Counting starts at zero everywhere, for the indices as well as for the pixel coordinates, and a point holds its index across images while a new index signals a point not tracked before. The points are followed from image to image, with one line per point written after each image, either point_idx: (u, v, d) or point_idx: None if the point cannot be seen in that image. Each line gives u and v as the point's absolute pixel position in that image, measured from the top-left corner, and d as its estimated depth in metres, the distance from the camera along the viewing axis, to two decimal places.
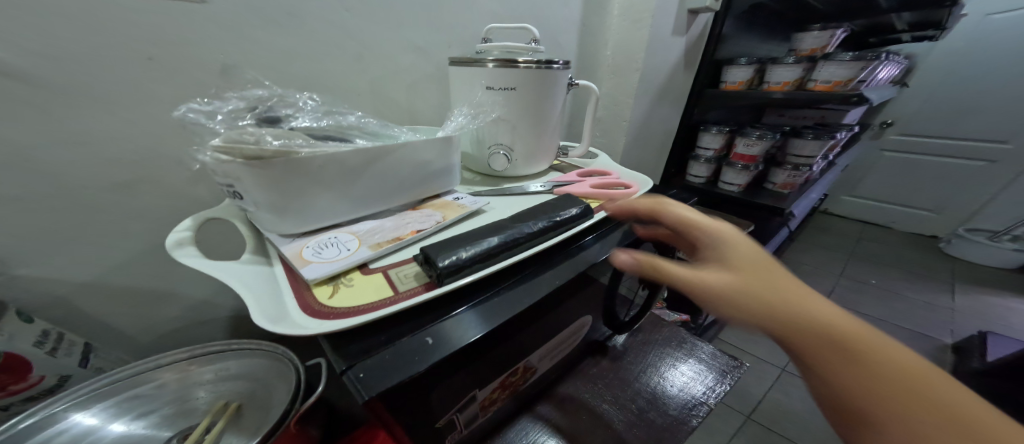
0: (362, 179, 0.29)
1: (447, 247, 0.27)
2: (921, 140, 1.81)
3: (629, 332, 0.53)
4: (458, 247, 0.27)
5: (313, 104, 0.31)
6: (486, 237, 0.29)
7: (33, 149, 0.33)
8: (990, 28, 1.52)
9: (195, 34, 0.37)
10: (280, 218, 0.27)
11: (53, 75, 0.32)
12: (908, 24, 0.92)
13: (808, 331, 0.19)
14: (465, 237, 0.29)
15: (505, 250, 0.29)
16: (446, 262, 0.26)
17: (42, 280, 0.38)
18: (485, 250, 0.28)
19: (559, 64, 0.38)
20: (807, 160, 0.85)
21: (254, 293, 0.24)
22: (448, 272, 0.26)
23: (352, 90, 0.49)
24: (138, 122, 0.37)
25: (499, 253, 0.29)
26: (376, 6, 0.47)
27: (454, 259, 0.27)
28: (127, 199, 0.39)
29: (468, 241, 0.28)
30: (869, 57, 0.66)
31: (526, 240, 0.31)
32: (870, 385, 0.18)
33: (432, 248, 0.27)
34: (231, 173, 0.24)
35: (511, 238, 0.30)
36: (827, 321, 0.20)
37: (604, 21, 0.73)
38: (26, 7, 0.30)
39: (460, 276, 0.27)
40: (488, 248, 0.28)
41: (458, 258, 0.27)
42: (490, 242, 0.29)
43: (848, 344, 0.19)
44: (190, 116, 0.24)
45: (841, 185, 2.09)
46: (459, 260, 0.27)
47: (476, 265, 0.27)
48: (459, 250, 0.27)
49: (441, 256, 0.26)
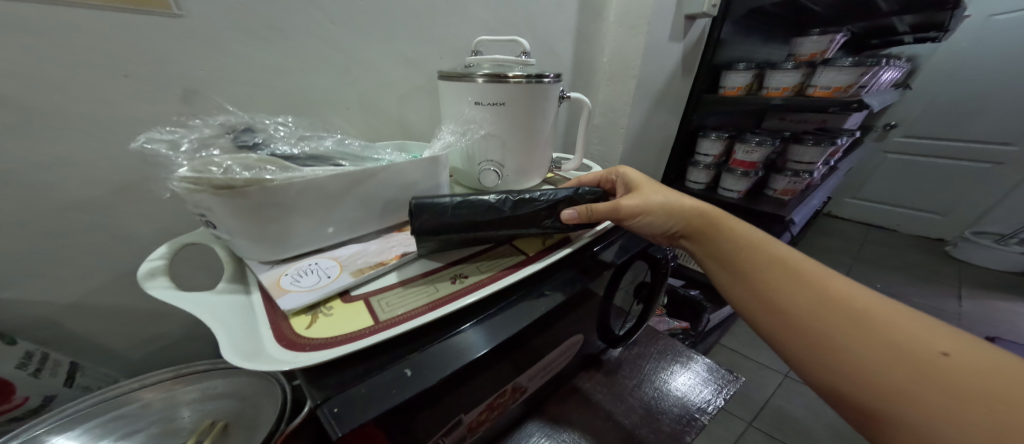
0: (342, 203, 0.28)
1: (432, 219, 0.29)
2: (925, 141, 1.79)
3: (623, 346, 0.52)
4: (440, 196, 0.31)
5: (286, 130, 0.29)
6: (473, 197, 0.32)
7: (10, 172, 0.32)
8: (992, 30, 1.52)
9: (176, 50, 0.36)
10: (259, 247, 0.26)
11: (30, 97, 0.32)
12: (910, 26, 0.90)
13: (679, 216, 0.37)
14: (461, 195, 0.31)
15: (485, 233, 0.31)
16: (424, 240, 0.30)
17: (22, 302, 0.37)
18: (467, 226, 0.30)
19: (551, 77, 0.37)
20: (807, 167, 0.84)
21: (228, 326, 0.23)
22: (424, 206, 0.30)
23: (342, 103, 0.49)
24: (122, 140, 0.36)
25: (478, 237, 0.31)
26: (366, 18, 0.46)
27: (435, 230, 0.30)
28: (108, 219, 0.38)
29: (455, 209, 0.30)
30: (869, 63, 0.64)
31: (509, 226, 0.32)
32: (767, 277, 0.32)
33: (424, 204, 0.30)
34: (202, 203, 0.23)
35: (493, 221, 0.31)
36: (722, 231, 0.36)
37: (600, 27, 0.72)
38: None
39: (439, 206, 0.30)
40: (471, 224, 0.30)
41: (437, 201, 0.30)
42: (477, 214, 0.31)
43: (707, 217, 0.37)
44: (149, 148, 0.22)
45: (844, 187, 2.06)
46: (438, 201, 0.30)
47: (455, 208, 0.30)
48: (441, 222, 0.30)
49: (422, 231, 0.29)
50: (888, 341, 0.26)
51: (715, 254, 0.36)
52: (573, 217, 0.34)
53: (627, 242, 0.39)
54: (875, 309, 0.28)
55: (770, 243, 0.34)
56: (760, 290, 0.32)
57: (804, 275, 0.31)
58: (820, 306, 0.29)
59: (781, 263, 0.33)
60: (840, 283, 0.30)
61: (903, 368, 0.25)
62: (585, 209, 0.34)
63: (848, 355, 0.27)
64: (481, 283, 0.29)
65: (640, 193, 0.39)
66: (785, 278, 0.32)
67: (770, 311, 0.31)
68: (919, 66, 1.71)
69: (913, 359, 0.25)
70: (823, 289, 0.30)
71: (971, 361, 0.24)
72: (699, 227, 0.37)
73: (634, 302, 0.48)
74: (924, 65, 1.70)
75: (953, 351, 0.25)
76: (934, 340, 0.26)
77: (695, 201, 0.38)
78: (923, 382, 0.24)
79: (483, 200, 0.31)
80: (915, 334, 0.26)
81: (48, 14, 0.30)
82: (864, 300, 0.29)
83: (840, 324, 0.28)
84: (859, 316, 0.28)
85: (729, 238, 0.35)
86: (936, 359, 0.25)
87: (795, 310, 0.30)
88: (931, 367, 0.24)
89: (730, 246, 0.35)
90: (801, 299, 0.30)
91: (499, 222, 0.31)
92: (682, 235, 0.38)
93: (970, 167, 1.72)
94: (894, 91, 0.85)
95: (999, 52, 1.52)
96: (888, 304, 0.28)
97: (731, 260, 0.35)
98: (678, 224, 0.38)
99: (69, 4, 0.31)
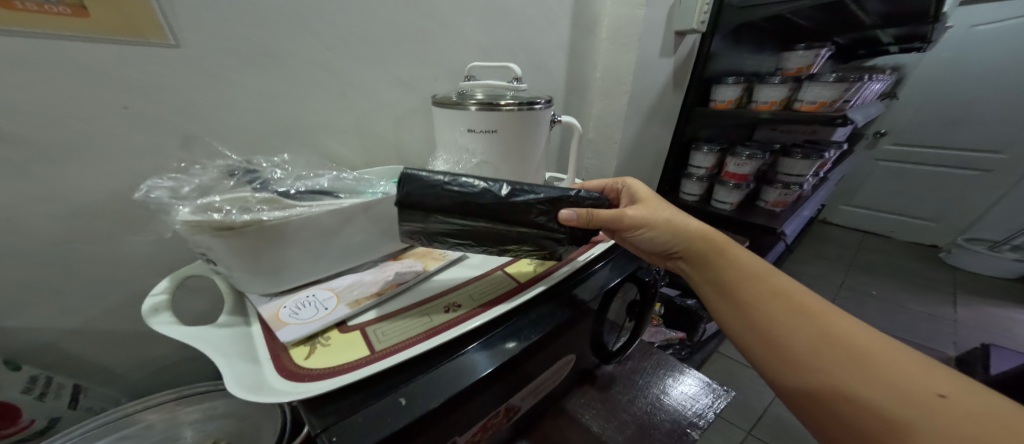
0: (337, 236, 0.29)
1: (421, 193, 0.30)
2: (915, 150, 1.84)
3: (617, 361, 0.52)
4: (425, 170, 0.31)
5: (283, 171, 0.30)
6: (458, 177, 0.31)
7: (16, 203, 0.33)
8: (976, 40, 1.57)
9: (175, 80, 0.37)
10: (259, 280, 0.27)
11: (36, 132, 0.33)
12: (894, 38, 0.92)
13: (682, 237, 0.39)
14: (455, 176, 0.31)
15: (471, 221, 0.31)
16: (410, 217, 0.30)
17: (27, 328, 0.37)
18: (455, 210, 0.30)
19: (542, 103, 0.38)
20: (797, 179, 0.85)
21: (230, 358, 0.24)
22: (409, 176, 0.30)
23: (339, 127, 0.51)
24: (124, 168, 0.38)
25: (464, 227, 0.31)
26: (362, 46, 0.48)
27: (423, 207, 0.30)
28: (112, 245, 0.39)
29: (445, 189, 0.30)
30: (853, 78, 0.64)
31: (499, 218, 0.31)
32: (773, 311, 0.36)
33: (412, 176, 0.30)
34: (203, 243, 0.24)
35: (482, 207, 0.31)
36: (728, 261, 0.39)
37: (592, 44, 0.74)
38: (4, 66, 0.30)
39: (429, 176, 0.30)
40: (459, 206, 0.30)
41: (423, 175, 0.30)
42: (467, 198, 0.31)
43: (716, 245, 0.40)
44: (153, 198, 0.23)
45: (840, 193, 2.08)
46: (423, 176, 0.30)
47: (446, 186, 0.30)
48: (429, 199, 0.30)
49: (409, 205, 0.29)
50: (886, 379, 0.29)
51: (719, 283, 0.39)
52: (571, 218, 0.33)
53: (618, 264, 0.41)
54: (874, 348, 0.31)
55: (775, 276, 0.38)
56: (766, 322, 0.35)
57: (807, 311, 0.34)
58: (821, 344, 0.32)
59: (783, 299, 0.36)
60: (844, 321, 0.33)
61: (901, 404, 0.28)
62: (585, 213, 0.33)
63: (846, 390, 0.30)
64: (475, 311, 0.30)
65: (646, 207, 0.40)
66: (787, 314, 0.35)
67: (775, 343, 0.35)
68: (906, 74, 1.75)
69: (910, 397, 0.28)
70: (826, 326, 0.33)
71: (965, 403, 0.27)
72: (703, 252, 0.40)
73: (626, 318, 0.49)
74: (911, 74, 1.74)
75: (950, 392, 0.28)
76: (932, 382, 0.28)
77: (699, 224, 0.40)
78: (918, 417, 0.27)
79: (475, 185, 0.31)
80: (914, 375, 0.29)
81: (54, 52, 0.32)
82: (866, 338, 0.32)
83: (837, 361, 0.31)
84: (860, 355, 0.31)
85: (733, 268, 0.39)
86: (933, 399, 0.28)
87: (794, 346, 0.33)
88: (925, 405, 0.27)
89: (735, 276, 0.38)
90: (802, 336, 0.33)
91: (487, 211, 0.31)
92: (682, 256, 0.40)
93: (959, 174, 1.76)
94: (879, 103, 0.87)
95: (984, 60, 1.57)
96: (889, 344, 0.31)
97: (736, 290, 0.38)
98: (681, 244, 0.40)
99: (75, 41, 0.32)
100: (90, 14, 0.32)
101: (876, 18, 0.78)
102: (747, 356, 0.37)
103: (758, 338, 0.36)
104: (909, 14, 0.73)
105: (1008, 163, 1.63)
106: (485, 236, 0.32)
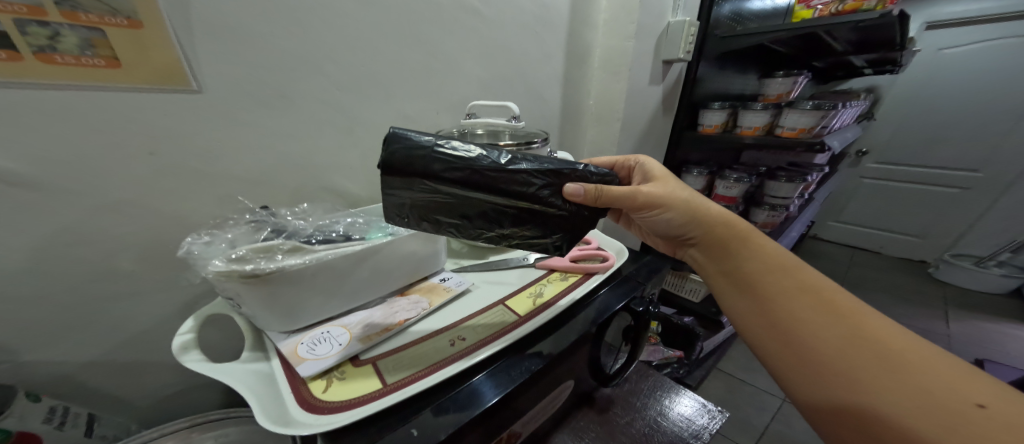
0: (352, 276, 0.32)
1: (405, 154, 0.32)
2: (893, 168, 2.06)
3: (616, 383, 0.54)
4: (417, 131, 0.34)
5: (302, 222, 0.33)
6: (449, 140, 0.34)
7: (41, 244, 0.35)
8: (942, 62, 1.79)
9: (194, 123, 0.40)
10: (278, 319, 0.30)
11: (61, 177, 0.35)
12: (868, 62, 0.97)
13: (699, 219, 0.46)
14: (447, 138, 0.33)
15: (467, 188, 0.34)
16: (404, 189, 0.33)
17: (47, 362, 0.39)
18: (448, 172, 0.33)
19: (539, 143, 0.43)
20: (783, 201, 0.88)
21: (255, 392, 0.26)
22: (392, 137, 0.33)
23: (346, 162, 0.54)
24: (142, 210, 0.40)
25: (457, 196, 0.34)
26: (370, 85, 0.52)
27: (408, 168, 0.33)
28: (129, 279, 0.41)
29: (438, 151, 0.33)
30: (827, 106, 0.68)
31: (497, 187, 0.35)
32: (800, 306, 0.39)
33: (398, 134, 0.33)
34: (230, 288, 0.27)
35: (480, 174, 0.34)
36: (753, 250, 0.44)
37: (586, 74, 0.78)
38: (38, 118, 0.33)
39: (424, 136, 0.34)
40: (450, 172, 0.33)
41: (412, 136, 0.33)
42: (462, 162, 0.34)
43: (739, 233, 0.45)
44: (188, 252, 0.26)
45: (827, 212, 2.33)
46: (413, 138, 0.33)
47: (442, 152, 0.33)
48: (417, 159, 0.32)
49: (396, 162, 0.32)
50: (919, 384, 0.31)
51: (743, 272, 0.44)
52: (577, 192, 0.37)
53: (614, 294, 0.43)
54: (908, 352, 0.33)
55: (801, 270, 0.41)
56: (791, 316, 0.39)
57: (838, 310, 0.37)
58: (851, 343, 0.34)
59: (812, 296, 0.39)
60: (879, 323, 0.35)
61: (931, 409, 0.30)
62: (592, 189, 0.37)
63: (874, 390, 0.32)
64: (477, 344, 0.32)
65: (665, 188, 0.46)
66: (816, 312, 0.38)
67: (801, 338, 0.37)
68: (881, 95, 1.99)
69: (946, 404, 0.29)
70: (858, 326, 0.35)
71: (1005, 413, 0.28)
72: (722, 235, 0.46)
73: (622, 342, 0.51)
74: (886, 94, 1.98)
75: (990, 403, 0.29)
76: (972, 393, 0.30)
77: (715, 207, 0.46)
78: (946, 420, 0.29)
79: (471, 151, 0.34)
80: (952, 385, 0.30)
81: (82, 101, 0.34)
82: (902, 342, 0.33)
83: (862, 361, 0.33)
84: (893, 357, 0.33)
85: (753, 256, 0.44)
86: (970, 408, 0.29)
87: (821, 343, 0.36)
88: (958, 411, 0.29)
89: (756, 265, 0.43)
90: (831, 334, 0.36)
91: (486, 179, 0.34)
92: (701, 238, 0.47)
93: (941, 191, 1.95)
94: (855, 127, 0.92)
95: (949, 80, 1.79)
96: (928, 351, 0.32)
97: (757, 280, 0.42)
98: (699, 224, 0.46)
99: (105, 90, 0.35)
100: (122, 64, 0.35)
101: (848, 46, 0.84)
102: (769, 350, 0.40)
103: (783, 335, 0.39)
104: (878, 42, 0.78)
105: (985, 181, 1.81)
106: (480, 209, 0.35)
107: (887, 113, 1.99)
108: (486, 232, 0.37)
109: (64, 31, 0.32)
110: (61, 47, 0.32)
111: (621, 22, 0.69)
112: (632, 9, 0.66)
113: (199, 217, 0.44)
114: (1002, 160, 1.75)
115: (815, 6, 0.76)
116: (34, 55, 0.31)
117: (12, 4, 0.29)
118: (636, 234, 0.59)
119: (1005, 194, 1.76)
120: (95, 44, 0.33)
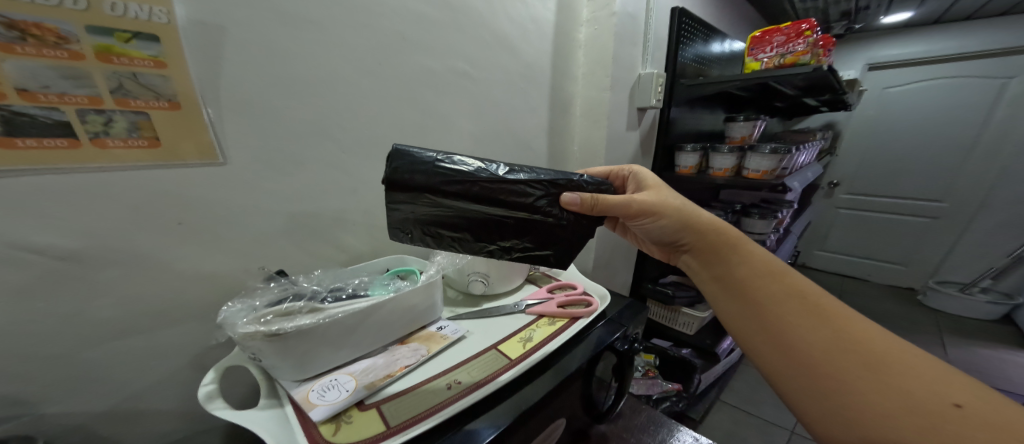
0: (358, 331, 0.37)
1: (409, 165, 0.38)
2: (866, 198, 2.17)
3: (608, 420, 0.56)
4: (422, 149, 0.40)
5: (317, 285, 0.39)
6: (451, 156, 0.40)
7: (72, 303, 0.40)
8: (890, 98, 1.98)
9: (215, 189, 0.45)
10: (293, 370, 0.34)
11: (95, 242, 0.39)
12: (821, 102, 1.07)
13: (690, 226, 0.50)
14: (448, 155, 0.40)
15: (464, 201, 0.40)
16: (409, 203, 0.39)
17: (65, 414, 0.41)
18: (450, 185, 0.39)
19: None
20: (760, 236, 0.93)
21: (273, 437, 0.30)
22: (400, 150, 0.39)
23: (351, 215, 0.59)
24: (164, 268, 0.44)
25: (459, 207, 0.40)
26: (371, 147, 0.58)
27: (411, 183, 0.39)
28: (147, 330, 0.45)
29: (440, 165, 0.39)
30: (783, 151, 0.76)
31: (497, 197, 0.40)
32: (787, 309, 0.42)
33: (403, 150, 0.39)
34: (254, 347, 0.32)
35: (478, 186, 0.40)
36: (744, 255, 0.48)
37: (569, 123, 0.86)
38: (81, 193, 0.38)
39: (429, 152, 0.40)
40: (450, 195, 0.39)
41: (418, 152, 0.39)
42: (461, 173, 0.39)
43: (729, 239, 0.49)
44: (225, 315, 0.32)
45: (812, 241, 2.41)
46: (420, 154, 0.39)
47: (445, 169, 0.39)
48: (421, 172, 0.38)
49: (401, 176, 0.38)
50: (898, 384, 0.34)
51: (734, 277, 0.47)
52: (573, 201, 0.43)
53: (602, 336, 0.47)
54: (889, 354, 0.36)
55: (789, 275, 0.44)
56: (779, 320, 0.42)
57: (823, 314, 0.40)
58: (836, 346, 0.38)
59: (798, 300, 0.42)
60: (862, 326, 0.38)
61: (910, 406, 0.32)
62: (591, 197, 0.43)
63: (858, 390, 0.35)
64: (473, 387, 0.36)
65: (658, 196, 0.51)
66: (803, 316, 0.41)
67: (790, 341, 0.40)
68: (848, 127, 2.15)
69: (925, 403, 0.32)
70: (842, 328, 0.38)
71: (978, 411, 0.31)
72: (714, 240, 0.49)
73: (612, 379, 0.53)
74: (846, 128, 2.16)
75: (966, 403, 0.32)
76: (948, 392, 0.32)
77: (706, 214, 0.51)
78: (923, 417, 0.32)
79: (470, 165, 0.40)
80: (932, 386, 0.33)
81: (120, 177, 0.39)
82: (883, 345, 0.36)
83: (848, 363, 0.36)
84: (876, 358, 0.36)
85: (742, 261, 0.47)
86: (946, 408, 0.32)
87: (808, 346, 0.39)
88: (935, 409, 0.32)
89: (747, 269, 0.46)
90: (817, 336, 0.39)
91: (486, 191, 0.40)
92: (694, 244, 0.51)
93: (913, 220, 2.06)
94: (813, 166, 1.00)
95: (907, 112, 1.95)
96: (908, 353, 0.35)
97: (749, 284, 0.45)
98: (691, 230, 0.50)
99: (141, 166, 0.40)
100: (161, 142, 0.41)
101: (797, 91, 0.93)
102: (760, 354, 0.43)
103: (773, 340, 0.42)
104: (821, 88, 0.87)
105: (949, 210, 1.95)
106: (480, 227, 0.41)
107: (853, 143, 2.14)
108: (487, 246, 0.42)
109: (116, 116, 0.38)
110: (112, 132, 0.38)
111: (596, 76, 0.77)
112: (606, 64, 0.75)
113: (213, 272, 0.48)
114: (961, 191, 1.89)
115: (761, 58, 0.84)
116: (90, 140, 0.37)
117: (75, 96, 0.35)
118: (630, 241, 0.63)
119: (974, 220, 1.88)
120: (140, 127, 0.39)
